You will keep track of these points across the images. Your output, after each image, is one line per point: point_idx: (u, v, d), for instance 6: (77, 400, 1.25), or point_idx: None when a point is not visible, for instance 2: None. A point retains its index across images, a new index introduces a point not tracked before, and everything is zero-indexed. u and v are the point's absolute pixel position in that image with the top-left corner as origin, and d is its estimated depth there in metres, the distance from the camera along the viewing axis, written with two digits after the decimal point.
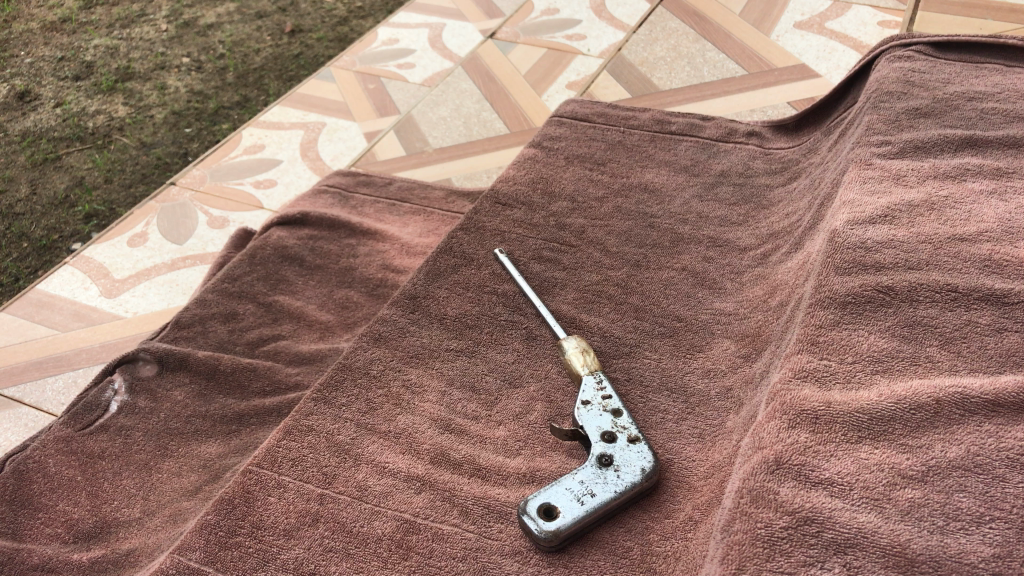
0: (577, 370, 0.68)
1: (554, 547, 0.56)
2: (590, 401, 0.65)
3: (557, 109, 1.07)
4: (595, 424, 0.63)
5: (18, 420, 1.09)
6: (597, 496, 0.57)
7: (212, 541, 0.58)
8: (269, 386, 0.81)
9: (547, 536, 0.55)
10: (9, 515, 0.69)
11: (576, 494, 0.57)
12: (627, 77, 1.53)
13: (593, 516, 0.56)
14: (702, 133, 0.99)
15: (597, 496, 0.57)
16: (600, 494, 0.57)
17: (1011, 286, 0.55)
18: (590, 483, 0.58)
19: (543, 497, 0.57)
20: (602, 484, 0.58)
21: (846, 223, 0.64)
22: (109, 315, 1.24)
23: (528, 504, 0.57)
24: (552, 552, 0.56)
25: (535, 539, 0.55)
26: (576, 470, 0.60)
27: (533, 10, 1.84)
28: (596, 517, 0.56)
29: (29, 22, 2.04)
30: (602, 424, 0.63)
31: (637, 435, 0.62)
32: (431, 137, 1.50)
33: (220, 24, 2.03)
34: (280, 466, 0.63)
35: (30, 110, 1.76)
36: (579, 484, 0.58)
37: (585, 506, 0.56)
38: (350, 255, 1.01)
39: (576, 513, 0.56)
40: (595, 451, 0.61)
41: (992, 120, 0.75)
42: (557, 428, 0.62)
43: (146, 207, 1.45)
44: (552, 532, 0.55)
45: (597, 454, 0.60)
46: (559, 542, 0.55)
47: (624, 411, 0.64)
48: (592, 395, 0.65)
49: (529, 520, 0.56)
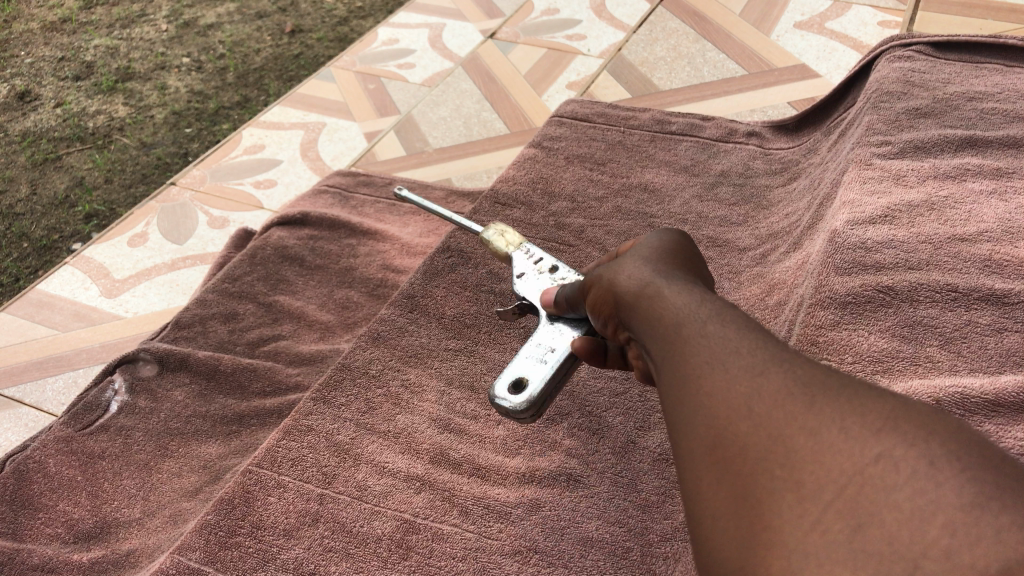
0: (500, 247, 0.75)
1: (533, 414, 0.59)
2: (525, 272, 0.71)
3: (557, 108, 1.06)
4: (538, 288, 0.69)
5: (18, 420, 1.09)
6: (553, 357, 0.59)
7: (212, 541, 0.57)
8: (269, 386, 0.82)
9: (524, 407, 0.57)
10: (9, 514, 0.68)
11: (539, 358, 0.60)
12: (627, 77, 1.53)
13: (558, 373, 0.59)
14: (702, 133, 0.99)
15: (556, 353, 0.60)
16: (557, 347, 0.60)
17: (1011, 287, 0.56)
18: (546, 343, 0.61)
19: (509, 371, 0.60)
20: (559, 337, 0.61)
21: (846, 223, 0.64)
22: (109, 315, 1.24)
23: (496, 388, 0.59)
24: (533, 417, 0.59)
25: (512, 413, 0.58)
26: (531, 337, 0.62)
27: (533, 10, 1.83)
28: (562, 370, 0.59)
29: (29, 22, 2.04)
30: (544, 284, 0.69)
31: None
32: (432, 137, 1.51)
33: (221, 24, 2.02)
34: (280, 466, 0.62)
35: (30, 110, 1.76)
36: (538, 347, 0.61)
37: (548, 367, 0.59)
38: (350, 254, 1.01)
39: (542, 376, 0.59)
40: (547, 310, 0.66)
41: (992, 120, 0.75)
42: (544, 304, 0.65)
43: (145, 207, 1.45)
44: (528, 402, 0.57)
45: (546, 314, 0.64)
46: (537, 407, 0.58)
47: (561, 267, 0.70)
48: (525, 267, 0.71)
49: (500, 399, 0.58)
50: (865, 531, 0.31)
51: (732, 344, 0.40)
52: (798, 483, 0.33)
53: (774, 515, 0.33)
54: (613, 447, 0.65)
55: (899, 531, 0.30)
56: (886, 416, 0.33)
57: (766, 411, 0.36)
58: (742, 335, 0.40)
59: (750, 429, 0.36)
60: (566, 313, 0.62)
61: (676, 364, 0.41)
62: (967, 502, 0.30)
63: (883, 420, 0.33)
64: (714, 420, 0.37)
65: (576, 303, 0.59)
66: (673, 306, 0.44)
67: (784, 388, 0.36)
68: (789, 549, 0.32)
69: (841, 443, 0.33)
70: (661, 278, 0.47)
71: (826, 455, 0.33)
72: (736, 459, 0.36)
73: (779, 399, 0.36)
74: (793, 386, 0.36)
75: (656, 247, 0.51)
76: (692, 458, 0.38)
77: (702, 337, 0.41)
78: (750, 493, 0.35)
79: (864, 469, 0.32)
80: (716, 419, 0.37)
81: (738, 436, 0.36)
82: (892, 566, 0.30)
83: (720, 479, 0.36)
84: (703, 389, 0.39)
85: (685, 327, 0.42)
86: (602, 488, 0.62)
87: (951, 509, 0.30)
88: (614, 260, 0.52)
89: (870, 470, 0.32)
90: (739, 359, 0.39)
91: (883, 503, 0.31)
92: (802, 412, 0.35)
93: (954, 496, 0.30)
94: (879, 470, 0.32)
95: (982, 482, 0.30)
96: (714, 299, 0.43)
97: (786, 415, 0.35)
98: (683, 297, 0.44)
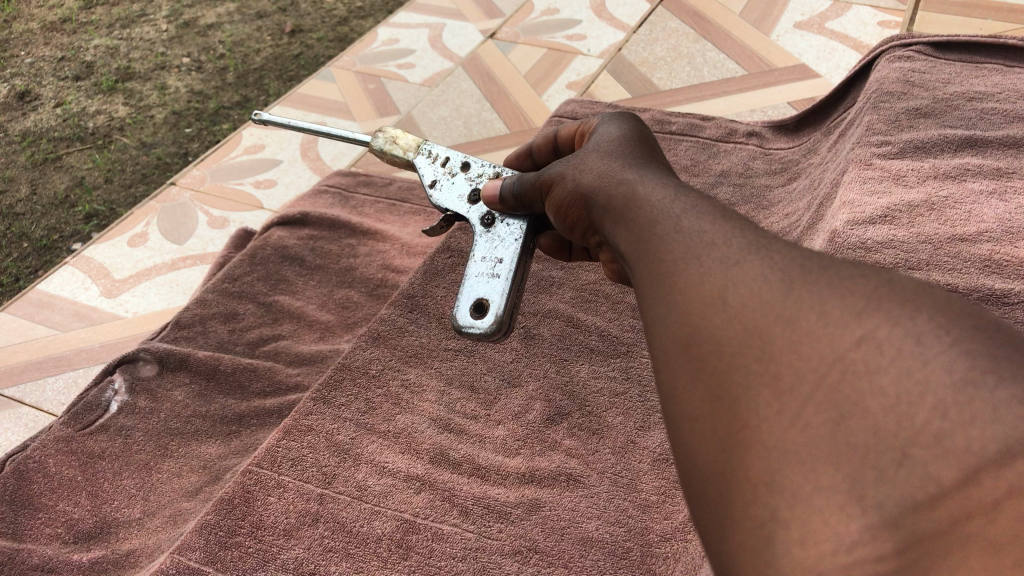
0: (402, 157, 0.71)
1: (506, 330, 0.58)
2: (438, 180, 0.68)
3: (557, 108, 1.06)
4: (457, 195, 0.66)
5: (18, 420, 1.09)
6: (504, 270, 0.59)
7: (212, 541, 0.57)
8: (269, 386, 0.82)
9: (497, 328, 0.57)
10: (9, 514, 0.68)
11: (490, 273, 0.59)
12: (627, 77, 1.54)
13: (515, 280, 0.59)
14: (702, 133, 0.99)
15: (506, 262, 0.59)
16: (505, 257, 0.60)
17: (1011, 287, 0.56)
18: (492, 256, 0.60)
19: (468, 297, 0.59)
20: (501, 245, 0.61)
21: (846, 223, 0.64)
22: (109, 315, 1.24)
23: (461, 318, 0.58)
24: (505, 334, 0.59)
25: (485, 337, 0.58)
26: (473, 251, 0.61)
27: (533, 10, 1.83)
28: (517, 277, 0.59)
29: (29, 23, 2.04)
30: (461, 189, 0.66)
31: (497, 170, 0.65)
32: (432, 137, 1.51)
33: (221, 24, 2.02)
34: (280, 466, 0.62)
35: (30, 110, 1.76)
36: (484, 262, 0.60)
37: (504, 282, 0.59)
38: (349, 254, 1.01)
39: (501, 290, 0.58)
40: (482, 213, 0.64)
41: (992, 120, 0.75)
42: (488, 202, 0.62)
43: (145, 207, 1.45)
44: (498, 321, 0.57)
45: (480, 219, 0.63)
46: (507, 322, 0.58)
47: (470, 161, 0.67)
48: (435, 174, 0.68)
49: (470, 327, 0.58)
50: (849, 421, 0.30)
51: (707, 237, 0.38)
52: (775, 377, 0.32)
53: (752, 413, 0.32)
54: (613, 447, 0.65)
55: (884, 418, 0.30)
56: (867, 295, 0.32)
57: (741, 304, 0.34)
58: (718, 225, 0.38)
59: (726, 320, 0.34)
60: (515, 210, 0.60)
61: (653, 262, 0.39)
62: (959, 378, 0.29)
63: (867, 299, 0.32)
64: (687, 318, 0.36)
65: (531, 201, 0.57)
66: (650, 203, 0.42)
67: (760, 277, 0.35)
68: (768, 449, 0.31)
69: (822, 330, 0.32)
70: (635, 178, 0.45)
71: (804, 344, 0.32)
72: (713, 356, 0.34)
73: (755, 289, 0.34)
74: (768, 273, 0.35)
75: (625, 149, 0.50)
76: (668, 359, 0.36)
77: (676, 235, 0.39)
78: (727, 392, 0.33)
79: (846, 354, 0.31)
80: (689, 316, 0.36)
81: (712, 333, 0.34)
82: (879, 457, 0.29)
83: (697, 379, 0.34)
84: (676, 282, 0.37)
85: (660, 226, 0.40)
86: (602, 488, 0.62)
87: (943, 388, 0.29)
88: (580, 159, 0.51)
89: (851, 356, 0.31)
90: (714, 248, 0.37)
91: (869, 388, 0.30)
92: (781, 301, 0.33)
93: (944, 373, 0.29)
94: (862, 354, 0.31)
95: (975, 356, 0.30)
96: (690, 193, 0.42)
97: (763, 304, 0.34)
98: (655, 196, 0.42)
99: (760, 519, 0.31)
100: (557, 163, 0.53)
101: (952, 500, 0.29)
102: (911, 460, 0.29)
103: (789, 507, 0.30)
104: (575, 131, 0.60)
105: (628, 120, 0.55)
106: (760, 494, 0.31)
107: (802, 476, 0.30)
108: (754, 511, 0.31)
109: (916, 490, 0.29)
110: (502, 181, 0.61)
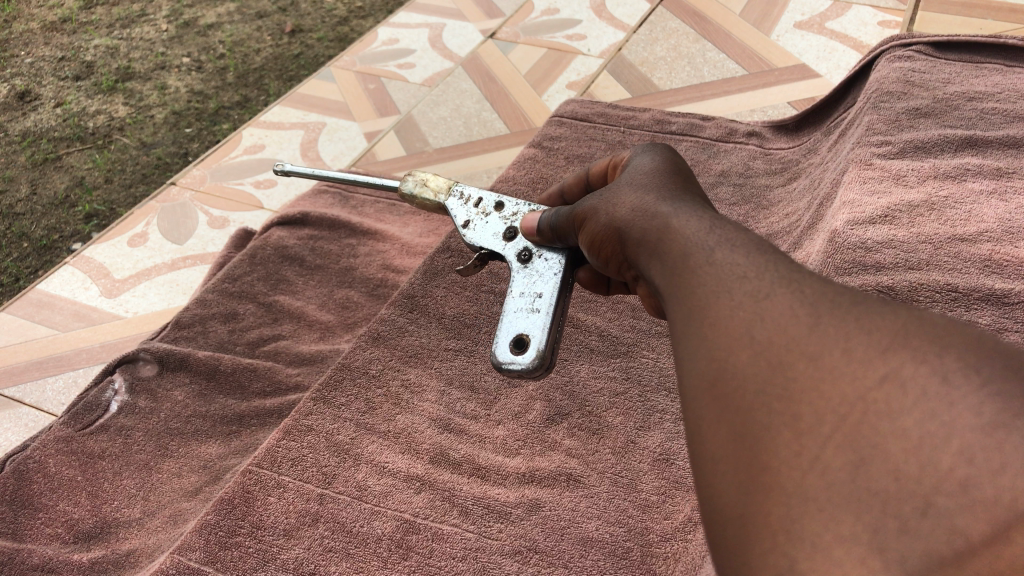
0: (434, 200, 0.71)
1: (547, 368, 0.56)
2: (471, 220, 0.68)
3: (557, 108, 1.06)
4: (492, 233, 0.66)
5: (18, 420, 1.09)
6: (544, 306, 0.57)
7: (212, 541, 0.57)
8: (269, 386, 0.82)
9: (538, 362, 0.55)
10: (9, 514, 0.68)
11: (530, 308, 0.58)
12: (627, 77, 1.54)
13: (556, 314, 0.57)
14: (702, 133, 0.99)
15: (546, 297, 0.58)
16: (545, 291, 0.58)
17: (1011, 287, 0.56)
18: (531, 291, 0.59)
19: (507, 334, 0.57)
20: (540, 279, 0.59)
21: (846, 223, 0.64)
22: (109, 315, 1.24)
23: (502, 354, 0.56)
24: (546, 372, 0.56)
25: (526, 374, 0.55)
26: (511, 289, 0.60)
27: (533, 10, 1.83)
28: (557, 312, 0.58)
29: (29, 22, 2.03)
30: (496, 228, 0.66)
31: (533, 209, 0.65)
32: (432, 137, 1.51)
33: (221, 24, 2.02)
34: (280, 466, 0.62)
35: (30, 109, 1.76)
36: (523, 297, 0.59)
37: (544, 318, 0.57)
38: (350, 254, 1.01)
39: (542, 324, 0.56)
40: (518, 248, 0.63)
41: (992, 120, 0.75)
42: (526, 234, 0.62)
43: (145, 207, 1.44)
44: (540, 356, 0.55)
45: (518, 254, 0.62)
46: (548, 359, 0.55)
47: (505, 201, 0.67)
48: (469, 214, 0.68)
49: (510, 364, 0.55)
50: (869, 467, 0.30)
51: (740, 269, 0.38)
52: (797, 419, 0.32)
53: (772, 455, 0.32)
54: (613, 447, 0.65)
55: (906, 462, 0.29)
56: (894, 332, 0.32)
57: (768, 340, 0.35)
58: (752, 258, 0.38)
59: (753, 356, 0.35)
60: (553, 242, 0.59)
61: (684, 293, 0.39)
62: (988, 422, 0.28)
63: (892, 336, 0.32)
64: (713, 353, 0.36)
65: (566, 234, 0.56)
66: (684, 235, 0.42)
67: (788, 311, 0.35)
68: (787, 495, 0.32)
69: (846, 368, 0.32)
70: (671, 211, 0.45)
71: (828, 383, 0.32)
72: (736, 395, 0.34)
73: (782, 324, 0.35)
74: (797, 308, 0.35)
75: (657, 179, 0.50)
76: (694, 397, 0.36)
77: (708, 266, 0.39)
78: (750, 433, 0.33)
79: (869, 393, 0.31)
80: (716, 353, 0.36)
81: (738, 370, 0.35)
82: (902, 506, 0.29)
83: (720, 417, 0.35)
84: (704, 316, 0.37)
85: (693, 257, 0.40)
86: (602, 488, 0.62)
87: (969, 432, 0.29)
88: (613, 193, 0.51)
89: (873, 394, 0.31)
90: (746, 282, 0.37)
91: (889, 428, 0.30)
92: (807, 337, 0.34)
93: (971, 416, 0.29)
94: (884, 393, 0.31)
95: (1005, 397, 0.29)
96: (726, 226, 0.41)
97: (789, 339, 0.34)
98: (687, 226, 0.43)
99: (778, 569, 0.31)
100: (589, 197, 0.53)
101: (979, 558, 0.28)
102: (935, 511, 0.29)
103: (808, 558, 0.30)
104: (609, 165, 0.61)
105: (663, 150, 0.54)
106: (779, 542, 0.31)
107: (821, 525, 0.30)
108: (773, 560, 0.31)
109: (942, 545, 0.28)
110: (540, 214, 0.60)
